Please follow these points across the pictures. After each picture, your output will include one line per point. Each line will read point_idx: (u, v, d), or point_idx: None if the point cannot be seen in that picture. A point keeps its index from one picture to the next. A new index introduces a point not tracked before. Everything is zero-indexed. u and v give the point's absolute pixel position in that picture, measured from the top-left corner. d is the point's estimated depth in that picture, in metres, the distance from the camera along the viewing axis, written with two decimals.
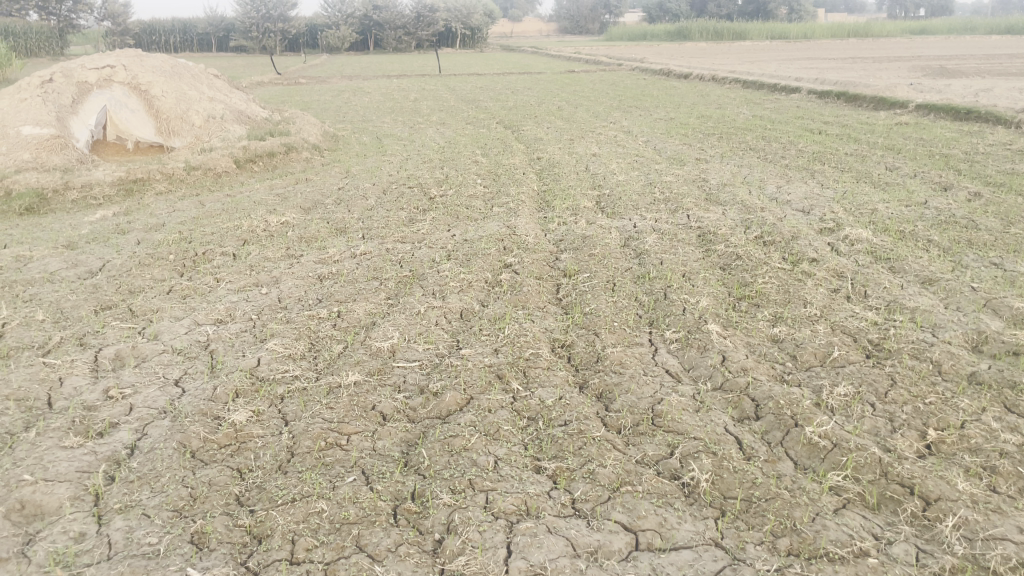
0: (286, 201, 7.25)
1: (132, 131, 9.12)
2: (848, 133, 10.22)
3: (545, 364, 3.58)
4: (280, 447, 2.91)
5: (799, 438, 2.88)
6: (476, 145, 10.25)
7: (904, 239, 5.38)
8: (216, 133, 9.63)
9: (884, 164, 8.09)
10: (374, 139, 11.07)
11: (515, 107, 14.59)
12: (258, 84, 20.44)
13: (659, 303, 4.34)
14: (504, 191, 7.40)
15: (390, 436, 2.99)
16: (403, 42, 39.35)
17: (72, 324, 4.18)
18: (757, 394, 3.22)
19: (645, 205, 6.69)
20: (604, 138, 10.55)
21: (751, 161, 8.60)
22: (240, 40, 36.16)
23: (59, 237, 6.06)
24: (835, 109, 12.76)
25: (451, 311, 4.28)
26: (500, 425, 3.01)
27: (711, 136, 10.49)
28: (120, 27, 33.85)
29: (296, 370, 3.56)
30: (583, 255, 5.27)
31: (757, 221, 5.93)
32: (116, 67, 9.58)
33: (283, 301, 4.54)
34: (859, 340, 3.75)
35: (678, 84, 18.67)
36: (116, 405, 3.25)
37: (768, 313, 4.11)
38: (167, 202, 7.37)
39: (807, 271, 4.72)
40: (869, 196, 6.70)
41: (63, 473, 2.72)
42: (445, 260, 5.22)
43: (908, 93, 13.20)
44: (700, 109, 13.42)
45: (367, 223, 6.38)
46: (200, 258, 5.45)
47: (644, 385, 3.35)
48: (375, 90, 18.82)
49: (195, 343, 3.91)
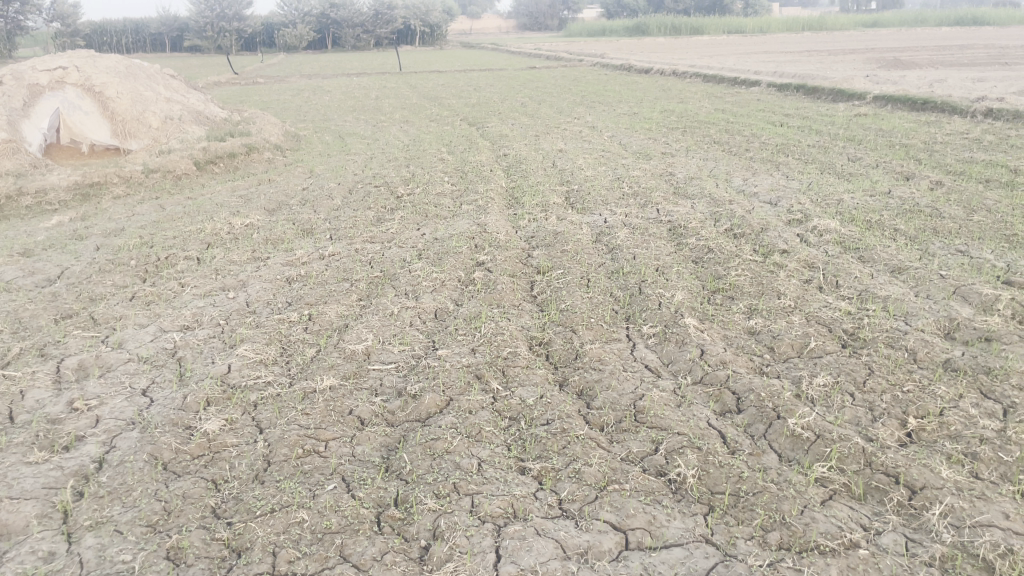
0: (250, 203, 7.10)
1: (87, 134, 8.92)
2: (809, 124, 10.34)
3: (524, 363, 3.54)
4: (256, 457, 2.82)
5: (782, 430, 2.88)
6: (441, 143, 10.17)
7: (871, 229, 5.44)
8: (174, 135, 9.40)
9: (847, 155, 8.19)
10: (337, 138, 10.92)
11: (478, 104, 14.51)
12: (216, 84, 20.04)
13: (635, 298, 4.32)
14: (472, 188, 7.34)
15: (369, 441, 2.92)
16: (362, 40, 38.99)
17: (30, 334, 4.03)
18: (738, 386, 3.21)
19: (614, 200, 6.68)
20: (569, 134, 10.54)
21: (717, 154, 8.64)
22: (195, 39, 35.49)
23: (13, 244, 5.85)
24: (796, 101, 12.91)
25: (425, 312, 4.22)
26: (482, 426, 2.96)
27: (675, 130, 10.54)
28: (70, 28, 32.84)
29: (268, 376, 3.47)
30: (555, 251, 5.24)
31: (727, 213, 5.95)
32: (67, 69, 9.32)
33: (251, 305, 4.44)
34: (834, 330, 3.76)
35: (639, 78, 18.74)
36: (82, 417, 3.13)
37: (743, 305, 4.11)
38: (125, 206, 7.18)
39: (779, 262, 4.75)
40: (834, 186, 6.77)
41: (28, 490, 2.60)
42: (416, 260, 5.15)
43: (865, 84, 13.42)
44: (663, 103, 13.49)
45: (334, 224, 6.27)
46: (163, 263, 5.31)
47: (624, 381, 3.32)
48: (336, 88, 18.61)
49: (163, 351, 3.79)
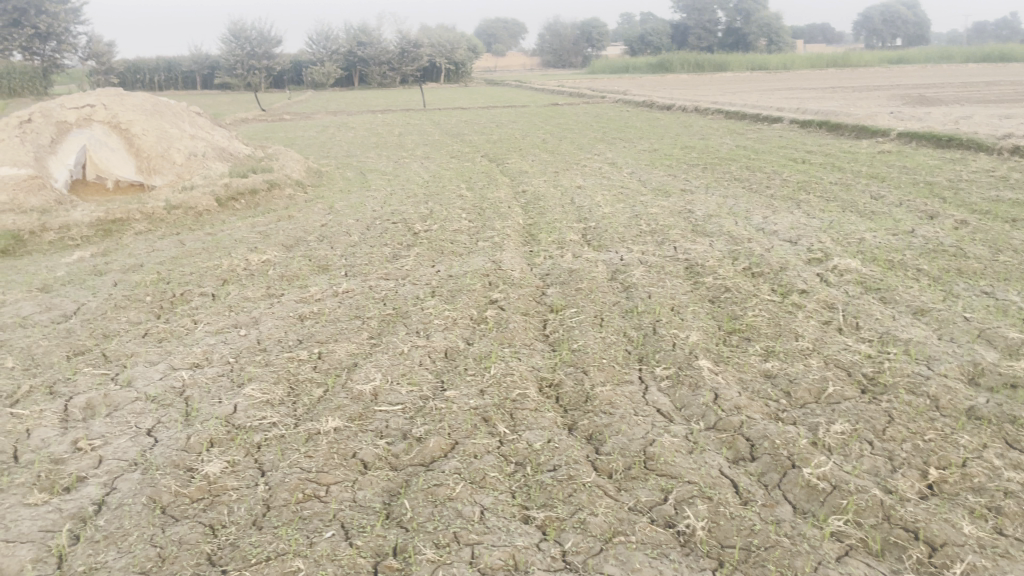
0: (268, 239, 7.14)
1: (112, 169, 9.09)
2: (832, 161, 10.25)
3: (533, 406, 3.47)
4: (256, 501, 2.78)
5: (797, 480, 2.78)
6: (461, 179, 10.20)
7: (893, 269, 5.33)
8: (198, 171, 9.53)
9: (869, 193, 8.09)
10: (358, 174, 11.00)
11: (499, 141, 14.59)
12: (243, 121, 20.41)
13: (649, 338, 4.24)
14: (489, 224, 7.33)
15: (371, 485, 2.87)
16: (388, 77, 39.61)
17: (42, 371, 4.04)
18: (752, 433, 3.12)
19: (631, 237, 6.63)
20: (589, 170, 10.54)
21: (737, 191, 8.58)
22: (225, 76, 36.22)
23: (34, 279, 5.93)
24: (818, 138, 12.84)
25: (436, 351, 4.17)
26: (486, 472, 2.89)
27: (695, 166, 10.50)
28: (104, 66, 33.72)
29: (274, 416, 3.42)
30: (569, 289, 5.19)
31: (745, 252, 5.88)
32: (96, 106, 9.52)
33: (262, 343, 4.42)
34: (854, 374, 3.66)
35: (661, 115, 18.79)
36: (85, 457, 3.11)
37: (760, 347, 4.02)
38: (146, 242, 7.25)
39: (797, 302, 4.66)
40: (856, 225, 6.67)
41: (25, 533, 2.57)
42: (429, 297, 5.12)
43: (889, 121, 13.33)
44: (684, 140, 13.48)
45: (350, 260, 6.28)
46: (178, 299, 5.32)
47: (635, 426, 3.23)
48: (360, 125, 18.84)
49: (170, 389, 3.77)
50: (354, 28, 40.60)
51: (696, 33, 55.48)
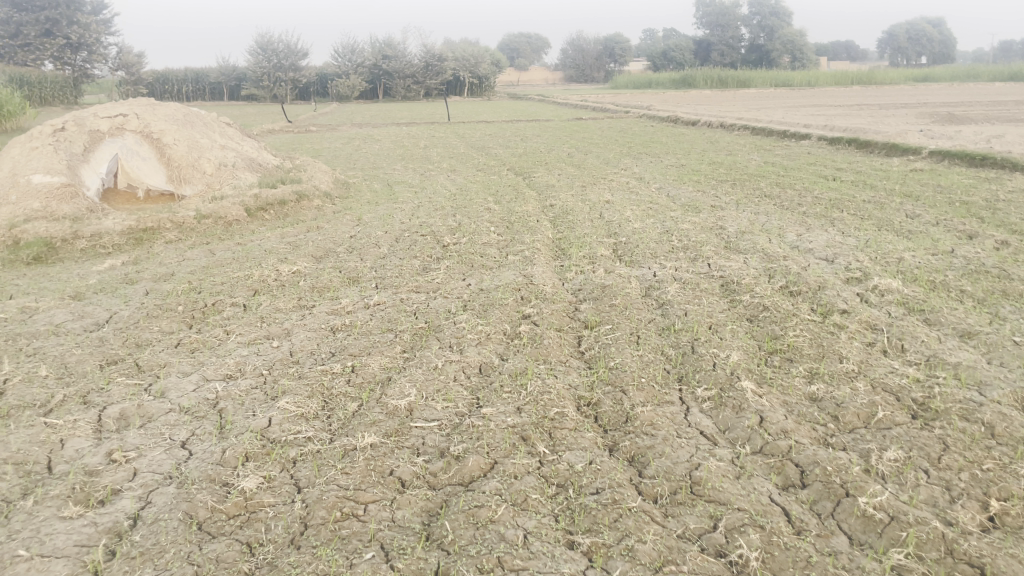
0: (298, 250, 7.13)
1: (143, 179, 9.16)
2: (863, 179, 10.12)
3: (572, 425, 3.38)
4: (294, 518, 2.71)
5: (851, 510, 2.69)
6: (488, 192, 10.17)
7: (936, 289, 5.21)
8: (227, 181, 9.58)
9: (904, 211, 7.94)
10: (385, 186, 11.00)
11: (525, 154, 14.57)
12: (269, 132, 20.54)
13: (687, 357, 4.15)
14: (518, 238, 7.27)
15: (409, 504, 2.80)
16: (412, 90, 39.85)
17: (75, 380, 4.02)
18: (802, 459, 3.02)
19: (663, 253, 6.54)
20: (616, 185, 10.46)
21: (768, 208, 8.47)
22: (251, 88, 36.57)
23: (66, 287, 5.94)
24: (848, 155, 12.70)
25: (470, 366, 4.10)
26: (527, 493, 2.81)
27: (724, 182, 10.41)
28: (134, 76, 34.15)
29: (309, 431, 3.37)
30: (603, 305, 5.11)
31: (782, 270, 5.77)
32: (128, 116, 9.60)
33: (295, 355, 4.37)
34: (903, 399, 3.54)
35: (687, 130, 18.70)
36: (119, 469, 3.07)
37: (803, 368, 3.92)
38: (177, 251, 7.26)
39: (838, 323, 4.55)
40: (893, 244, 6.54)
41: (60, 548, 2.52)
42: (461, 311, 5.06)
43: (920, 139, 13.17)
44: (711, 155, 13.38)
45: (380, 272, 6.25)
46: (210, 309, 5.31)
47: (678, 449, 3.15)
48: (386, 137, 18.90)
49: (204, 401, 3.73)
50: (379, 41, 40.89)
51: (720, 49, 55.49)
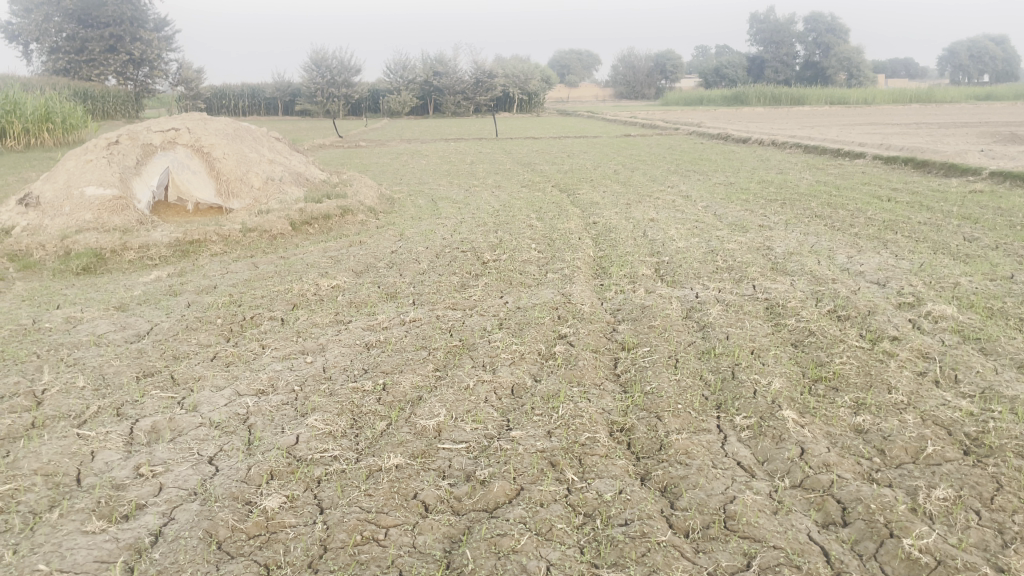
0: (339, 264, 7.16)
1: (193, 192, 9.33)
2: (919, 200, 9.80)
3: (603, 452, 3.28)
4: (313, 541, 2.66)
5: (896, 552, 2.53)
6: (531, 209, 10.11)
7: (993, 317, 4.97)
8: (274, 195, 9.72)
9: (962, 234, 7.66)
10: (430, 202, 11.03)
11: (571, 171, 14.50)
12: (320, 146, 20.88)
13: (727, 383, 4.01)
14: (559, 256, 7.19)
15: (431, 530, 2.73)
16: (462, 107, 40.18)
17: (111, 391, 4.05)
18: (844, 495, 2.88)
19: (707, 274, 6.39)
20: (662, 203, 10.32)
21: (818, 229, 8.24)
22: (304, 103, 37.26)
23: (111, 298, 6.04)
24: (904, 175, 12.35)
25: (502, 387, 4.03)
26: (553, 523, 2.72)
27: (773, 201, 10.19)
28: (193, 92, 35.12)
29: (336, 450, 3.32)
30: (642, 326, 5.00)
31: (829, 293, 5.58)
32: (180, 130, 9.82)
33: (327, 371, 4.35)
34: (954, 434, 3.36)
35: (737, 148, 18.43)
36: (145, 484, 3.06)
37: (849, 398, 3.75)
38: (221, 264, 7.36)
39: (888, 350, 4.36)
40: (948, 268, 6.29)
41: (80, 563, 2.51)
42: (497, 330, 5.00)
43: (981, 159, 12.75)
44: (760, 174, 13.14)
45: (418, 288, 6.23)
46: (248, 323, 5.34)
47: (713, 480, 3.02)
48: (433, 153, 19.05)
49: (234, 416, 3.72)
50: (431, 57, 41.35)
51: (773, 67, 54.81)
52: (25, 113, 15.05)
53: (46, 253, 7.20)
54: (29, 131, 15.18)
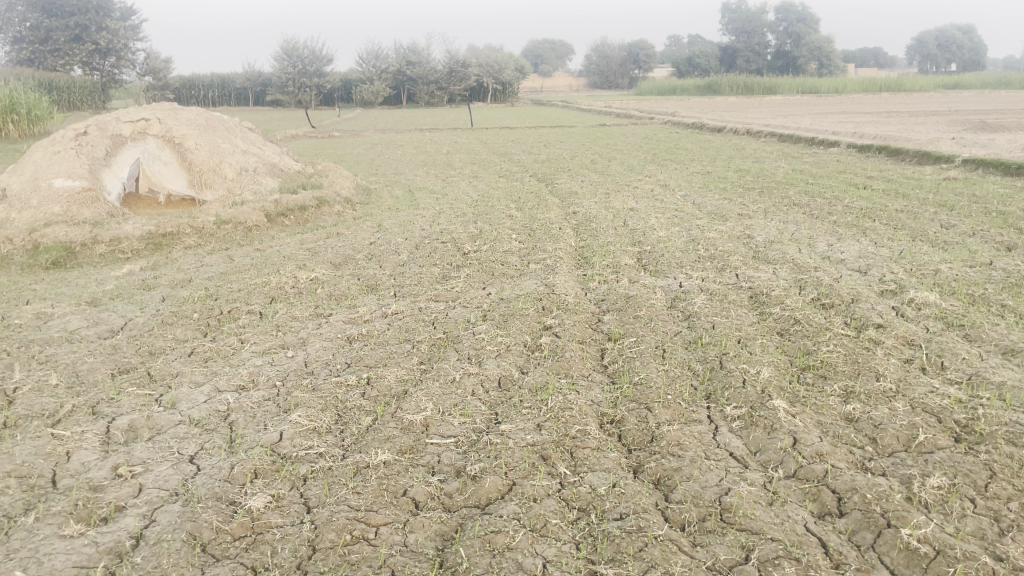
0: (317, 256, 7.04)
1: (165, 184, 9.23)
2: (895, 188, 9.86)
3: (595, 445, 3.23)
4: (301, 541, 2.58)
5: (894, 542, 2.51)
6: (510, 199, 10.03)
7: (975, 304, 4.99)
8: (249, 186, 9.54)
9: (939, 221, 7.70)
10: (407, 192, 10.91)
11: (548, 160, 14.42)
12: (293, 137, 20.59)
13: (715, 373, 3.98)
14: (540, 246, 7.13)
15: (423, 528, 2.67)
16: (436, 97, 39.86)
17: (86, 389, 3.93)
18: (839, 485, 2.85)
19: (689, 263, 6.36)
20: (641, 192, 10.29)
21: (797, 217, 8.25)
22: (276, 93, 36.70)
23: (83, 293, 5.88)
24: (878, 163, 12.43)
25: (489, 379, 3.97)
26: (547, 518, 2.67)
27: (751, 190, 10.20)
28: (162, 82, 34.44)
29: (321, 447, 3.24)
30: (627, 316, 4.95)
31: (812, 281, 5.58)
32: (150, 120, 9.61)
33: (309, 365, 4.26)
34: (944, 421, 3.35)
35: (712, 137, 18.46)
36: (125, 485, 2.96)
37: (838, 387, 3.73)
38: (196, 256, 7.21)
39: (874, 338, 4.35)
40: (928, 255, 6.32)
41: (58, 568, 2.41)
42: (481, 321, 4.93)
43: (953, 147, 12.86)
44: (737, 163, 13.16)
45: (399, 280, 6.13)
46: (225, 317, 5.22)
47: (707, 471, 2.98)
48: (409, 143, 18.85)
49: (215, 413, 3.62)
50: (404, 47, 40.99)
51: (745, 56, 55.07)
52: None
53: (14, 247, 7.00)
54: None
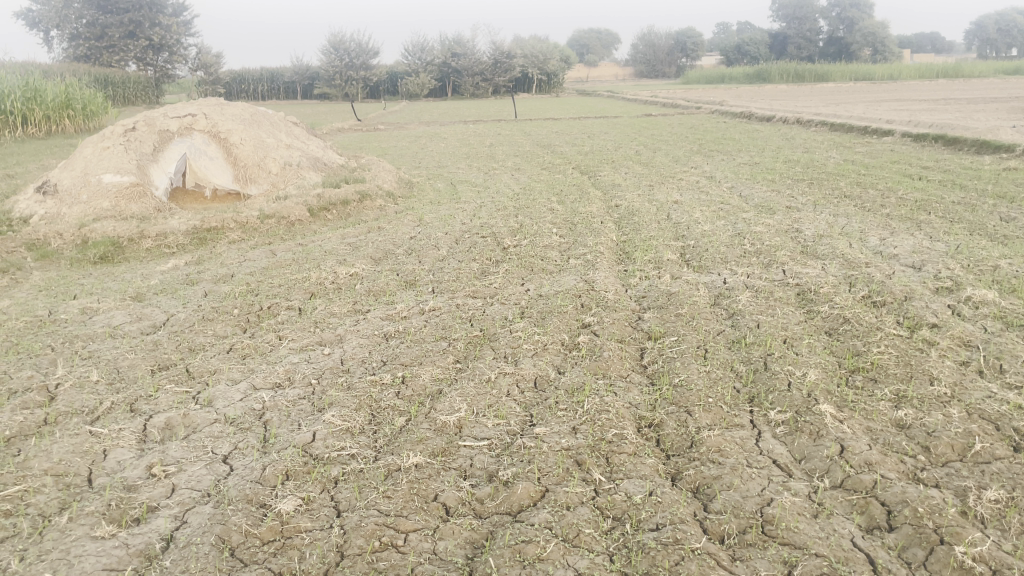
0: (357, 251, 7.05)
1: (211, 178, 9.25)
2: (952, 179, 9.50)
3: (632, 450, 3.14)
4: (329, 547, 2.55)
5: (947, 560, 2.37)
6: (552, 192, 9.93)
7: None
8: (292, 180, 9.62)
9: (999, 214, 7.39)
10: (449, 185, 10.88)
11: (592, 152, 14.26)
12: (338, 130, 20.77)
13: (759, 375, 3.84)
14: (581, 240, 7.03)
15: (452, 535, 2.61)
16: (481, 88, 39.82)
17: (125, 386, 3.96)
18: (888, 497, 2.71)
19: (734, 258, 6.20)
20: (685, 184, 10.09)
21: (848, 210, 8.00)
22: (322, 86, 37.02)
23: (128, 288, 5.96)
24: (934, 153, 12.01)
25: (524, 380, 3.90)
26: (580, 528, 2.59)
27: (799, 182, 9.93)
28: (213, 77, 35.04)
29: (353, 448, 3.20)
30: (669, 314, 4.83)
31: (863, 277, 5.38)
32: (197, 116, 9.75)
33: (345, 363, 4.24)
34: (1003, 428, 3.18)
35: (761, 127, 18.07)
36: (158, 485, 2.96)
37: (889, 391, 3.57)
38: (239, 251, 7.28)
39: (927, 338, 4.16)
40: (986, 250, 6.06)
41: (87, 571, 2.42)
42: (518, 319, 4.86)
43: (1014, 135, 12.35)
44: (786, 153, 12.83)
45: (438, 275, 6.09)
46: (265, 312, 5.24)
47: (748, 480, 2.87)
48: (452, 136, 18.83)
49: (250, 412, 3.62)
50: (449, 39, 41.04)
51: (796, 43, 53.88)
52: (46, 100, 15.04)
53: (64, 242, 7.14)
54: (50, 119, 15.17)
